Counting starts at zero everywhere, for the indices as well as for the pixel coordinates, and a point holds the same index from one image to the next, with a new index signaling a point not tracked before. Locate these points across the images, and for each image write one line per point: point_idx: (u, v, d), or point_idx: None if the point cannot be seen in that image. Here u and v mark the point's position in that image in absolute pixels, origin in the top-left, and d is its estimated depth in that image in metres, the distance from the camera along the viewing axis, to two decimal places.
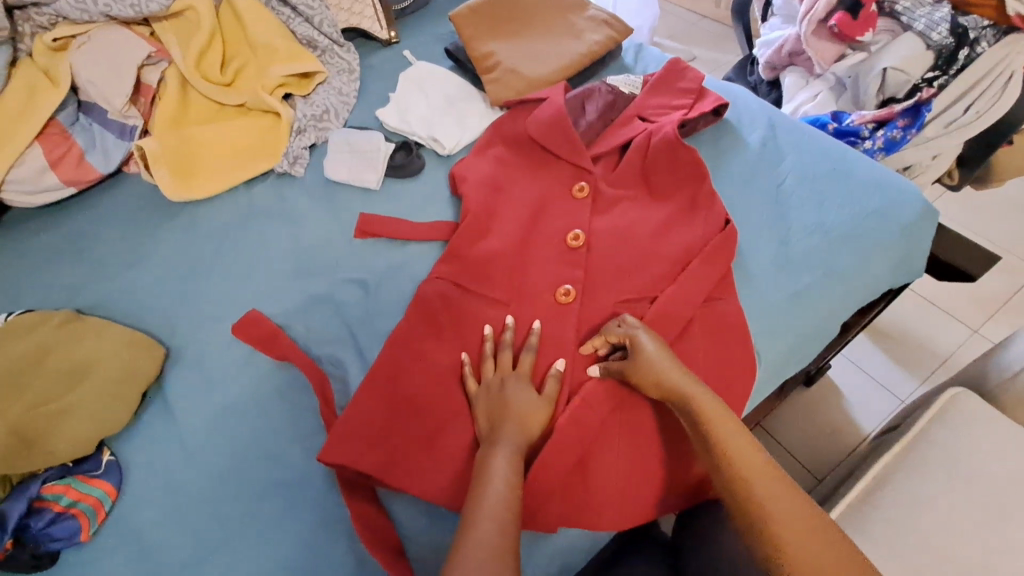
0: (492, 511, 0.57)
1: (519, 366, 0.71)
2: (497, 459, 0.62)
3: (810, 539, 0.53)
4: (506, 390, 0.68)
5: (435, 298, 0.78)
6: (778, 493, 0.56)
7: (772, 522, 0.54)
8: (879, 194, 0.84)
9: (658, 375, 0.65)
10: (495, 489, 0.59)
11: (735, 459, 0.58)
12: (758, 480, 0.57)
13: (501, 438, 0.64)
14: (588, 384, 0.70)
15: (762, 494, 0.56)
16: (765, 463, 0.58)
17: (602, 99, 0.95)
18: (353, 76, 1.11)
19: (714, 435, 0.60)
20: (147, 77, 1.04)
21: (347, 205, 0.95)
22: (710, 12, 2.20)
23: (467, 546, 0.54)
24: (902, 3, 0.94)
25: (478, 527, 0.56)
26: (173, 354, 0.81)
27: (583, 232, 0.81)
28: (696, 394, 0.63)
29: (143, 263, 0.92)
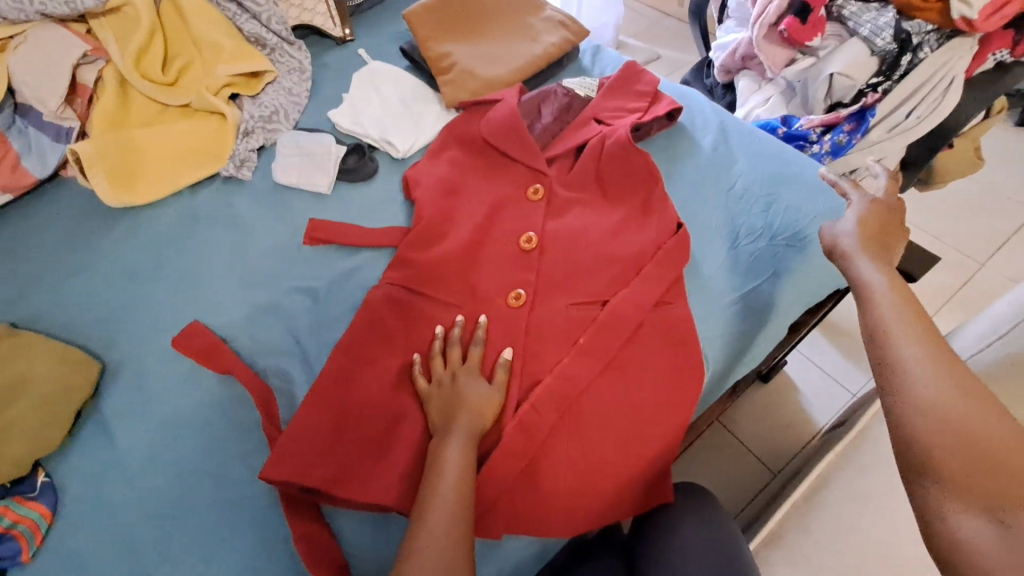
0: (439, 521, 0.56)
1: (469, 361, 0.70)
2: (444, 467, 0.60)
3: (975, 418, 0.48)
4: (456, 390, 0.67)
5: (384, 303, 0.76)
6: (953, 392, 0.50)
7: (949, 437, 0.48)
8: (828, 197, 0.86)
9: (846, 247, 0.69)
10: (443, 499, 0.58)
11: (890, 326, 0.57)
12: (926, 360, 0.53)
13: (450, 440, 0.63)
14: (540, 387, 0.70)
15: (945, 413, 0.49)
16: (940, 348, 0.54)
17: (557, 102, 0.95)
18: (304, 76, 1.08)
19: (885, 335, 0.56)
20: (84, 76, 0.99)
21: (296, 210, 0.92)
22: (674, 10, 2.22)
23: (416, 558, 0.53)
24: (849, 8, 0.95)
25: (411, 542, 0.55)
26: (111, 369, 0.77)
27: (536, 234, 0.80)
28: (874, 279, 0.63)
29: (81, 272, 0.87)
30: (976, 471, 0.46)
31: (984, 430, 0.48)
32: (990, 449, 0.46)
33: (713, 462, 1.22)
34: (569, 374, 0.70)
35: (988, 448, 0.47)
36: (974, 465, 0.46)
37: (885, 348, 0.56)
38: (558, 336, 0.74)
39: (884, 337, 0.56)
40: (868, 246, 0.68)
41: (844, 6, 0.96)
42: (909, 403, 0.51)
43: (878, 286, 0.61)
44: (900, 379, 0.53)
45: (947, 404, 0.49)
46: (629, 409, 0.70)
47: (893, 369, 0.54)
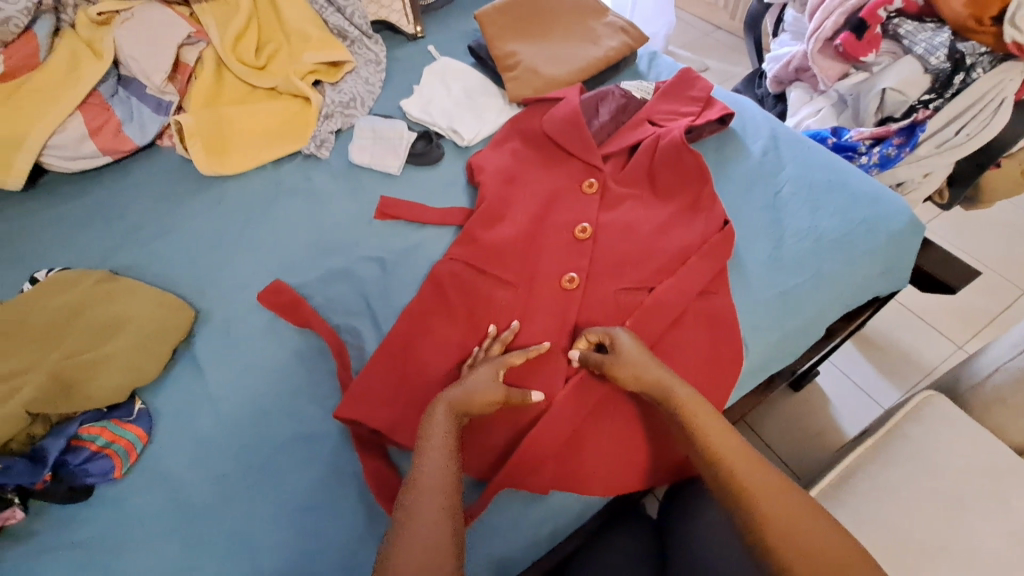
0: (439, 479, 0.59)
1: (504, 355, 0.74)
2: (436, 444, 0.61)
3: (790, 509, 0.58)
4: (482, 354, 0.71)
5: (449, 277, 0.83)
6: (769, 482, 0.60)
7: (777, 533, 0.56)
8: (872, 204, 0.90)
9: (647, 375, 0.69)
10: (434, 470, 0.59)
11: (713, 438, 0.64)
12: (745, 467, 0.61)
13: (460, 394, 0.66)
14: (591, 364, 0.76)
15: (764, 506, 0.58)
16: (748, 456, 0.62)
17: (615, 103, 1.00)
18: (379, 68, 1.17)
19: (710, 447, 0.63)
20: (186, 56, 1.09)
21: (368, 187, 1.00)
22: (725, 24, 2.25)
23: (419, 511, 0.56)
24: (905, 26, 0.98)
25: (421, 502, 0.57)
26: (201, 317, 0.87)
27: (589, 225, 0.86)
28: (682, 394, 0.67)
29: (175, 231, 0.97)
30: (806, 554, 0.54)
31: (798, 520, 0.57)
32: (807, 537, 0.56)
33: None
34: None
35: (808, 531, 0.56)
36: (802, 549, 0.55)
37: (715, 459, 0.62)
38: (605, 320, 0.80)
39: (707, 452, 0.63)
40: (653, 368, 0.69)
41: (901, 25, 0.99)
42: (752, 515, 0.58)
43: (693, 410, 0.66)
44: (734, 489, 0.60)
45: (768, 500, 0.58)
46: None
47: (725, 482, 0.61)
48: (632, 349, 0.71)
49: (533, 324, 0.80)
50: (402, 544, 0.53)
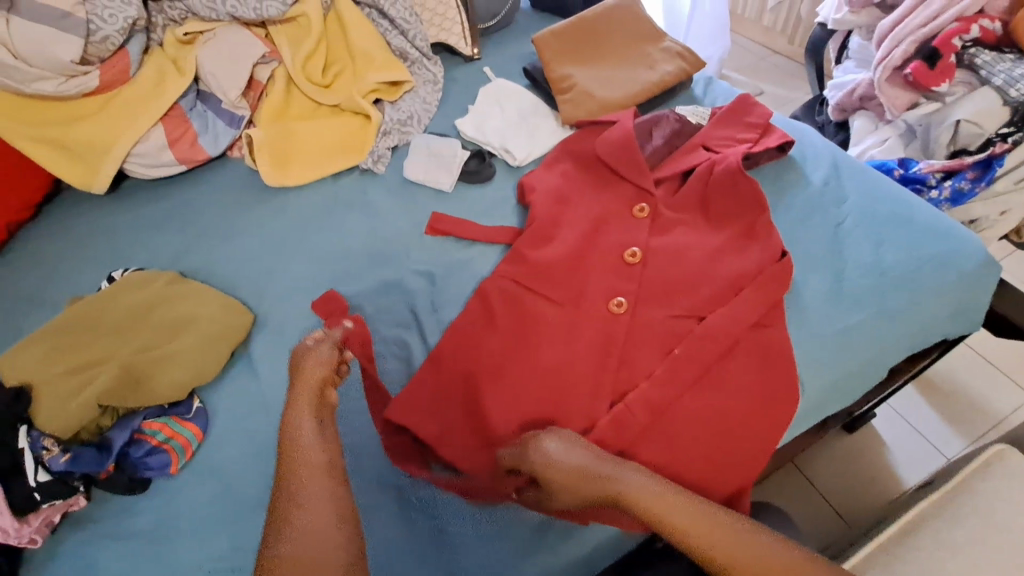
0: (325, 506, 0.58)
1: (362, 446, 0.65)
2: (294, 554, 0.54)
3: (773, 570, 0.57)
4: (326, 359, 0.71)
5: (497, 293, 0.84)
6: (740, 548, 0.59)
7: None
8: (942, 242, 0.85)
9: (585, 490, 0.65)
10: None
11: (672, 519, 0.61)
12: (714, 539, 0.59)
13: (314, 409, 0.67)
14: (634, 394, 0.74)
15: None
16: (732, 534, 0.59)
17: (669, 128, 1.00)
18: (436, 87, 1.20)
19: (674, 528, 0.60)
20: (260, 74, 1.16)
21: (422, 203, 1.03)
22: (783, 48, 2.21)
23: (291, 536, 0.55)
24: (982, 56, 0.93)
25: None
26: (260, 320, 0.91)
27: (639, 249, 0.85)
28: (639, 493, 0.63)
29: (240, 237, 1.03)
30: None
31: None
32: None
33: (792, 506, 1.18)
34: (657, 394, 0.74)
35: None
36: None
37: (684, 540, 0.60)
38: (653, 345, 0.78)
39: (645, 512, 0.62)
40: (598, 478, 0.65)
41: (977, 55, 0.93)
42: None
43: (646, 504, 0.62)
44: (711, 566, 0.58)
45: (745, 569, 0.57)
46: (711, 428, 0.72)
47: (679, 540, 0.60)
48: (566, 470, 0.66)
49: (578, 346, 0.79)
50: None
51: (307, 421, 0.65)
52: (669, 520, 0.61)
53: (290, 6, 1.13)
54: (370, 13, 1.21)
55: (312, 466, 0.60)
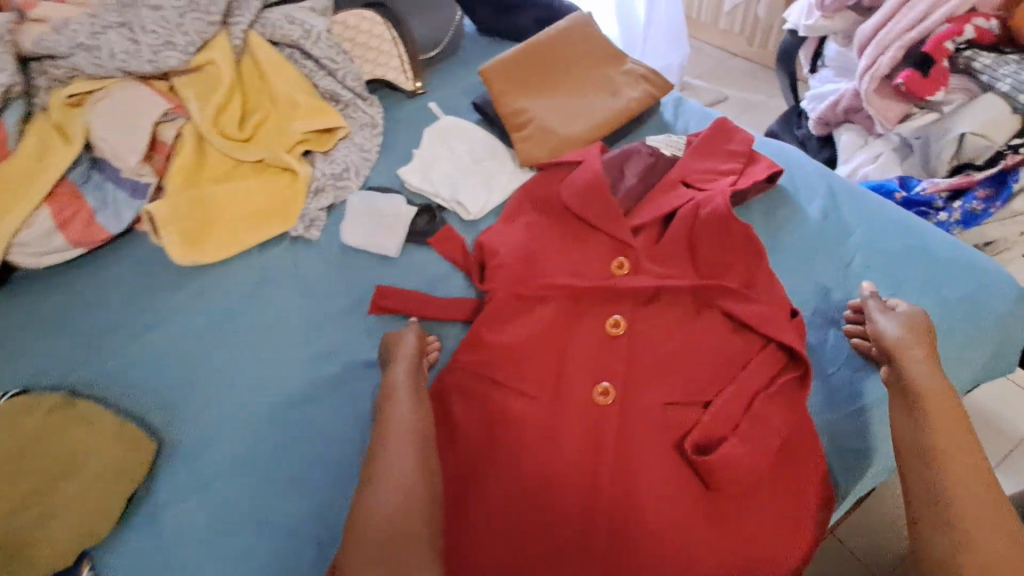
0: (404, 452, 0.63)
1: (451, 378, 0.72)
2: (399, 404, 0.68)
3: (985, 524, 0.52)
4: (411, 352, 0.74)
5: (456, 390, 0.72)
6: (975, 493, 0.54)
7: (959, 531, 0.52)
8: (965, 279, 0.74)
9: (905, 353, 0.64)
10: (405, 444, 0.63)
11: (935, 422, 0.59)
12: (958, 467, 0.56)
13: (407, 370, 0.72)
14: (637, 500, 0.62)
15: (955, 503, 0.54)
16: (980, 481, 0.55)
17: (642, 165, 0.87)
18: (376, 131, 1.05)
19: (935, 435, 0.58)
20: (164, 133, 0.99)
21: (364, 275, 0.89)
22: (743, 50, 2.13)
23: (388, 469, 0.62)
24: (981, 59, 0.83)
25: (390, 457, 0.63)
26: (177, 441, 0.76)
27: (623, 317, 0.72)
28: (929, 389, 0.61)
29: (151, 333, 0.87)
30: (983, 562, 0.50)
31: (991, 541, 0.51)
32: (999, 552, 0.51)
33: None
34: (662, 510, 0.62)
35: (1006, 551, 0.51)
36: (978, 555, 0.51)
37: (927, 441, 0.58)
38: (651, 442, 0.65)
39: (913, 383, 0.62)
40: (917, 359, 0.64)
41: (975, 57, 0.84)
42: (947, 501, 0.54)
43: (932, 408, 0.60)
44: (938, 477, 0.56)
45: (968, 500, 0.54)
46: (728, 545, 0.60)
47: (919, 424, 0.60)
48: (908, 335, 0.66)
49: (561, 451, 0.66)
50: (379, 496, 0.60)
51: (400, 387, 0.69)
52: (940, 448, 0.57)
53: (195, 55, 0.98)
54: (292, 54, 1.05)
55: (403, 424, 0.65)
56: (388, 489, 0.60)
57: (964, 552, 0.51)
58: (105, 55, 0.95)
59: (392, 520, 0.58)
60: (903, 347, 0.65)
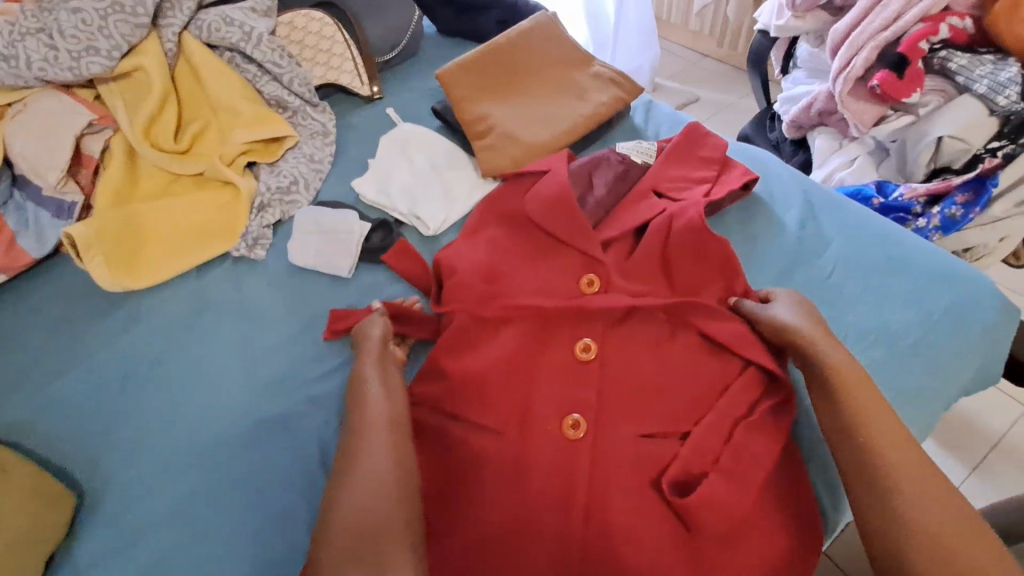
0: (383, 446, 0.57)
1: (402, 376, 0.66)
2: (370, 394, 0.62)
3: (923, 489, 0.50)
4: (379, 346, 0.68)
5: (411, 429, 0.65)
6: (907, 457, 0.52)
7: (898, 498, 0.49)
8: (948, 290, 0.70)
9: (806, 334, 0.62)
10: (377, 408, 0.60)
11: (852, 392, 0.57)
12: (883, 430, 0.54)
13: (378, 366, 0.66)
14: (613, 543, 0.57)
15: (892, 465, 0.51)
16: (911, 442, 0.53)
17: (611, 175, 0.81)
18: (327, 140, 0.98)
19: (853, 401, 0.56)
20: (89, 146, 0.90)
21: (314, 298, 0.82)
22: (713, 51, 2.11)
23: (359, 467, 0.55)
24: (956, 60, 0.80)
25: (364, 440, 0.57)
26: (101, 494, 0.68)
27: (594, 340, 0.66)
28: (837, 360, 0.60)
29: (74, 369, 0.77)
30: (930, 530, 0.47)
31: (934, 505, 0.49)
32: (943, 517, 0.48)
33: None
34: (640, 557, 0.56)
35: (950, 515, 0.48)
36: (926, 525, 0.48)
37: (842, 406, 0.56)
38: (627, 480, 0.59)
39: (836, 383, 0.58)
40: (828, 341, 0.62)
41: (949, 58, 0.81)
42: (881, 463, 0.52)
43: (845, 377, 0.58)
44: (863, 442, 0.54)
45: (903, 462, 0.51)
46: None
47: (846, 426, 0.55)
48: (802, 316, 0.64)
49: (528, 494, 0.60)
50: (341, 500, 0.53)
51: (373, 379, 0.64)
52: (865, 417, 0.55)
53: (119, 60, 0.88)
54: (232, 57, 0.97)
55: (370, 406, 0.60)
56: (356, 481, 0.54)
57: (910, 520, 0.48)
58: (20, 63, 0.84)
59: (358, 514, 0.52)
60: (800, 333, 0.63)
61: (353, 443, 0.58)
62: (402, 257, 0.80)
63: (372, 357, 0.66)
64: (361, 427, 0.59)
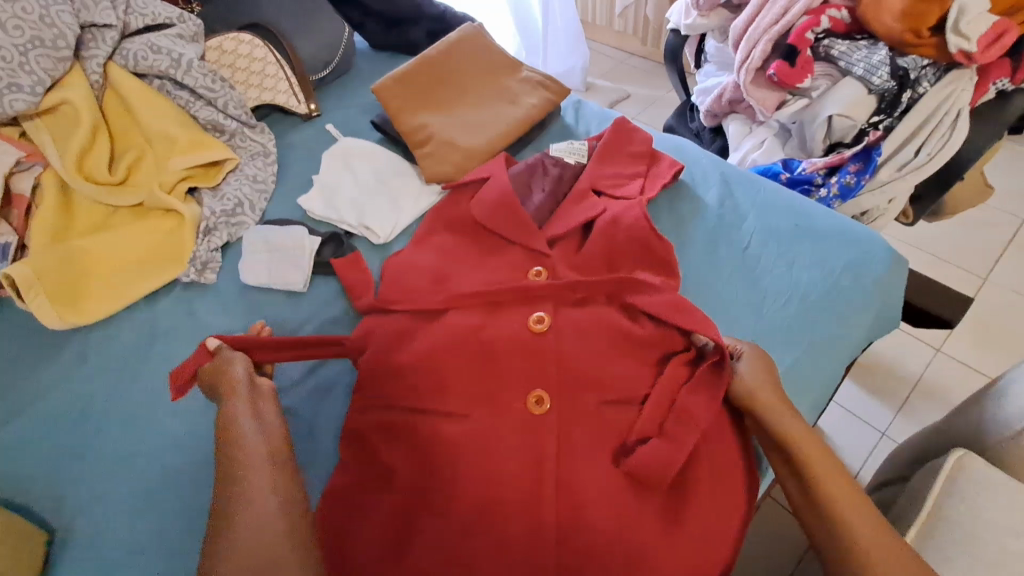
0: (264, 492, 0.51)
1: (263, 387, 0.63)
2: (245, 433, 0.56)
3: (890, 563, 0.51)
4: (245, 381, 0.62)
5: (379, 428, 0.68)
6: (871, 529, 0.54)
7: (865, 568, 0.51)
8: (847, 247, 0.80)
9: (766, 398, 0.64)
10: (255, 444, 0.55)
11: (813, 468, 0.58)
12: (840, 494, 0.56)
13: (249, 402, 0.60)
14: (584, 496, 0.62)
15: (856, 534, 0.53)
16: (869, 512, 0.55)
17: (548, 175, 0.87)
18: (269, 160, 1.00)
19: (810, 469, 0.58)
20: (19, 185, 0.88)
21: (271, 314, 0.83)
22: (637, 49, 2.23)
23: (239, 521, 0.49)
24: (837, 47, 0.90)
25: (248, 480, 0.52)
26: (70, 532, 0.67)
27: (547, 317, 0.72)
28: (794, 430, 0.61)
29: (27, 411, 0.76)
30: None
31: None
32: None
33: (752, 530, 1.08)
34: (604, 514, 0.61)
35: None
36: None
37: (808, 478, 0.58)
38: (590, 447, 0.64)
39: (821, 494, 0.57)
40: (784, 414, 0.63)
41: (832, 45, 0.91)
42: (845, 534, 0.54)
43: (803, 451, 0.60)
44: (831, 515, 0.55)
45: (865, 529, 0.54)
46: (674, 545, 0.60)
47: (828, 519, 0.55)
48: (763, 381, 0.65)
49: (499, 472, 0.63)
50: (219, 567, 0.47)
51: (245, 416, 0.58)
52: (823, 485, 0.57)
53: (44, 95, 0.86)
54: (162, 85, 0.96)
55: (242, 442, 0.55)
56: (241, 524, 0.49)
57: None
58: None
59: (252, 554, 0.47)
60: (762, 404, 0.64)
61: (231, 495, 0.51)
62: (356, 267, 0.83)
63: (240, 394, 0.60)
64: (234, 475, 0.53)
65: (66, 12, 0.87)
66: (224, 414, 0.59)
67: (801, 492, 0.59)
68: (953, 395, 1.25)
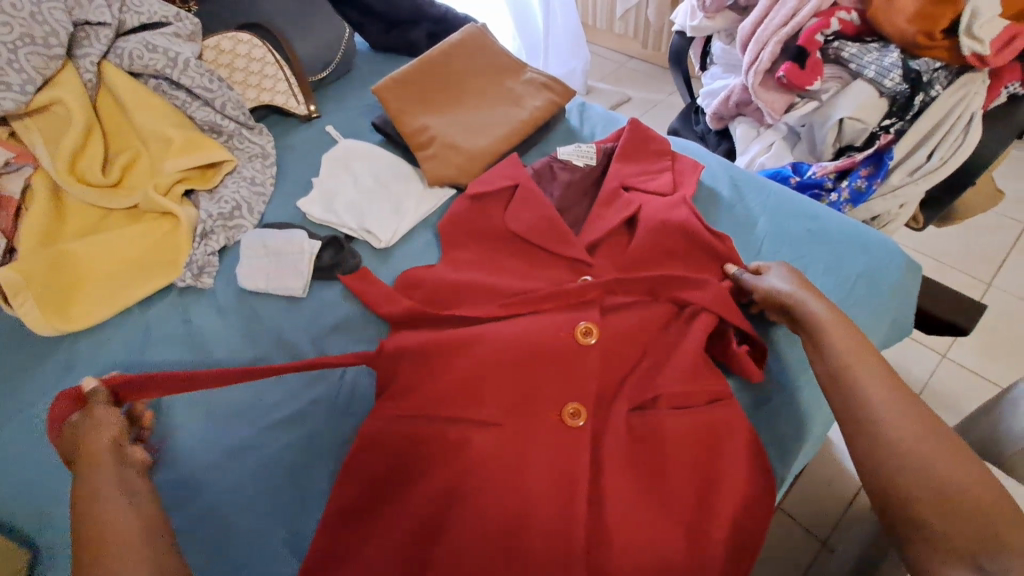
0: (138, 547, 0.46)
1: (133, 453, 0.59)
2: (107, 494, 0.51)
3: (936, 460, 0.47)
4: (108, 445, 0.56)
5: (382, 441, 0.65)
6: (914, 431, 0.49)
7: (892, 467, 0.48)
8: (862, 254, 0.78)
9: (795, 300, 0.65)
10: (117, 504, 0.50)
11: (847, 372, 0.56)
12: (876, 402, 0.52)
13: (115, 463, 0.55)
14: (616, 515, 0.59)
15: (894, 436, 0.50)
16: (912, 412, 0.51)
17: (557, 179, 0.86)
18: (267, 162, 0.98)
19: (839, 377, 0.56)
20: (7, 186, 0.85)
21: (268, 320, 0.81)
22: (638, 53, 2.22)
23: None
24: (847, 49, 0.89)
25: (109, 537, 0.46)
26: (56, 549, 0.64)
27: (593, 325, 0.69)
28: (828, 331, 0.60)
29: (12, 422, 0.73)
30: (946, 506, 0.45)
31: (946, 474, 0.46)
32: (953, 489, 0.45)
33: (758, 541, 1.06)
34: (635, 533, 0.58)
35: (960, 488, 0.45)
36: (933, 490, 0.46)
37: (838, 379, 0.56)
38: (623, 462, 0.62)
39: (862, 404, 0.53)
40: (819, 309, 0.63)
41: (842, 48, 0.89)
42: (877, 438, 0.50)
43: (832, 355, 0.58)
44: (867, 417, 0.52)
45: (898, 431, 0.50)
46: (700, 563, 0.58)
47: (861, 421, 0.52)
48: (796, 286, 0.66)
49: (526, 488, 0.61)
50: None
51: (109, 481, 0.52)
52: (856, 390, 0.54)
53: (34, 94, 0.83)
54: (158, 84, 0.94)
55: (104, 503, 0.50)
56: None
57: (913, 496, 0.46)
58: None
59: None
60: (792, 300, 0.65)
61: (94, 560, 0.45)
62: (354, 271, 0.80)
63: (103, 458, 0.55)
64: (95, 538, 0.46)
65: (58, 9, 0.84)
66: (82, 478, 0.52)
67: (839, 396, 0.55)
68: (959, 402, 1.23)
